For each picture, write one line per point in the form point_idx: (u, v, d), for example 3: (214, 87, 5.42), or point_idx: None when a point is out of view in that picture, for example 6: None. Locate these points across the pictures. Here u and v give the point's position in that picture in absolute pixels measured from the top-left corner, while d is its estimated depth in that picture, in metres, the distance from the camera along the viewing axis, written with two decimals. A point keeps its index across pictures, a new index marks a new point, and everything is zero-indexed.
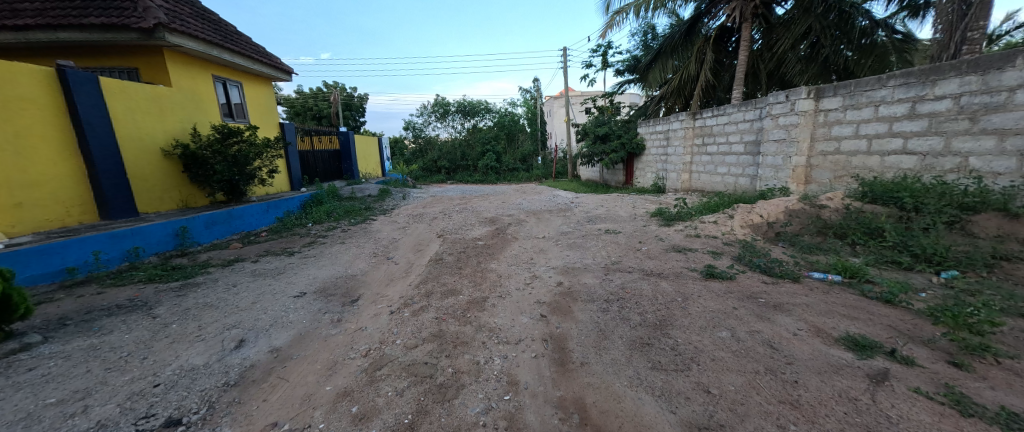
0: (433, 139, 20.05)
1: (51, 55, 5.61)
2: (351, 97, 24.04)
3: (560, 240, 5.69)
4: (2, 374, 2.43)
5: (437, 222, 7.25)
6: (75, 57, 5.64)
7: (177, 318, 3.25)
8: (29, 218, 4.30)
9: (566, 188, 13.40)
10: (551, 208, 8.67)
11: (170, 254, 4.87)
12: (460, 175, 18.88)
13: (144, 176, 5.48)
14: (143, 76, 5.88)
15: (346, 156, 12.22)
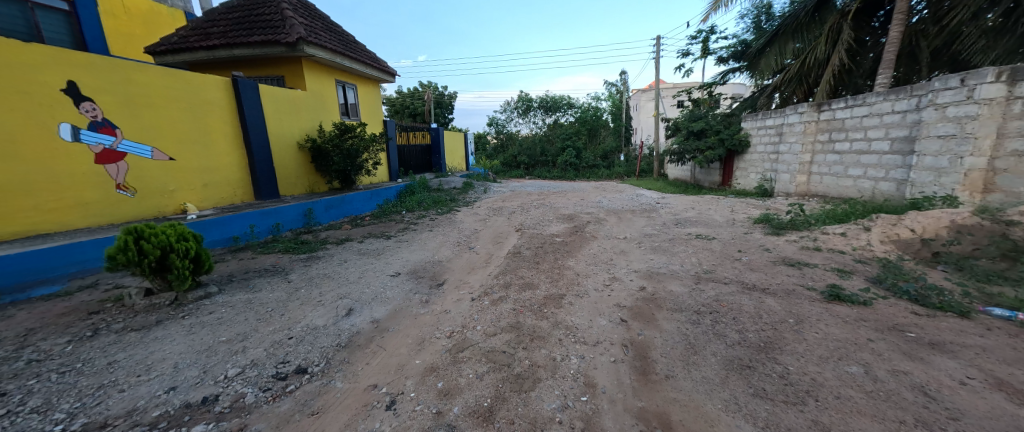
0: (515, 134, 20.40)
1: (227, 68, 7.16)
2: (443, 96, 25.79)
3: (642, 243, 5.35)
4: (193, 314, 3.22)
5: (516, 216, 7.42)
6: (242, 69, 7.10)
7: (304, 284, 3.92)
8: (212, 196, 5.57)
9: (652, 188, 12.46)
10: (634, 208, 8.19)
11: (300, 230, 5.88)
12: (538, 170, 18.80)
13: (284, 165, 6.70)
14: (286, 83, 7.14)
15: (436, 150, 13.18)
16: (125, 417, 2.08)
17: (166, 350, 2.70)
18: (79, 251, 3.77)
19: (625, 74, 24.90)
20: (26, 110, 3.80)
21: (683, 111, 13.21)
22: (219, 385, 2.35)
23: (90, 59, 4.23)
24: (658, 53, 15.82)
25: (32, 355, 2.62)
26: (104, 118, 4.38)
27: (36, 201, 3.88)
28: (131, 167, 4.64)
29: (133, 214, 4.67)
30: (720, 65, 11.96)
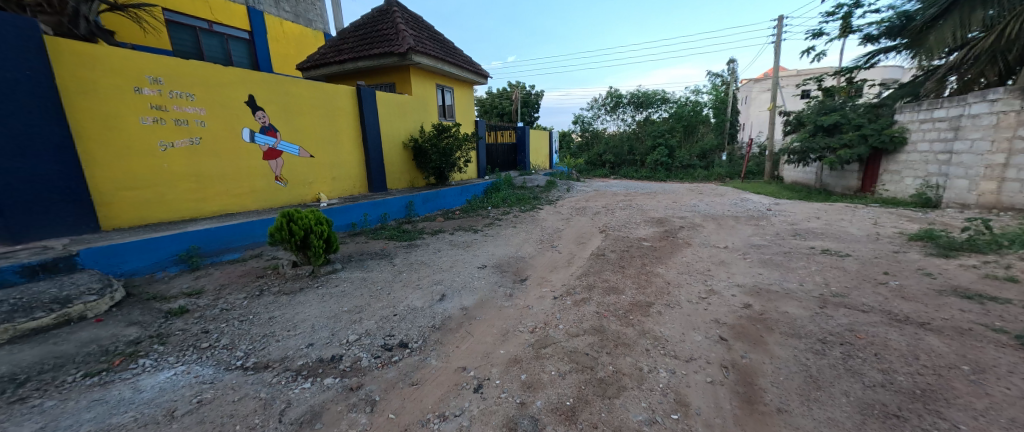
0: (601, 131, 19.47)
1: (352, 78, 8.32)
2: (530, 95, 26.00)
3: (748, 254, 4.70)
4: (324, 285, 3.87)
5: (600, 217, 7.16)
6: (364, 78, 8.19)
7: (405, 268, 4.39)
8: (338, 187, 6.58)
9: (762, 192, 10.76)
10: (738, 215, 7.21)
11: (402, 220, 6.59)
12: (624, 170, 17.70)
13: (392, 162, 7.57)
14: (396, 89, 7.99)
15: (521, 149, 13.38)
16: (279, 362, 2.60)
17: (305, 313, 3.28)
18: (252, 228, 4.80)
19: (733, 62, 22.04)
20: (224, 118, 4.94)
21: (809, 102, 11.08)
22: (342, 347, 2.78)
23: (263, 77, 5.33)
24: (778, 36, 13.56)
25: (223, 305, 3.44)
26: (270, 123, 5.47)
27: (226, 188, 5.05)
28: (284, 162, 5.72)
29: (284, 201, 5.76)
30: (865, 45, 9.73)
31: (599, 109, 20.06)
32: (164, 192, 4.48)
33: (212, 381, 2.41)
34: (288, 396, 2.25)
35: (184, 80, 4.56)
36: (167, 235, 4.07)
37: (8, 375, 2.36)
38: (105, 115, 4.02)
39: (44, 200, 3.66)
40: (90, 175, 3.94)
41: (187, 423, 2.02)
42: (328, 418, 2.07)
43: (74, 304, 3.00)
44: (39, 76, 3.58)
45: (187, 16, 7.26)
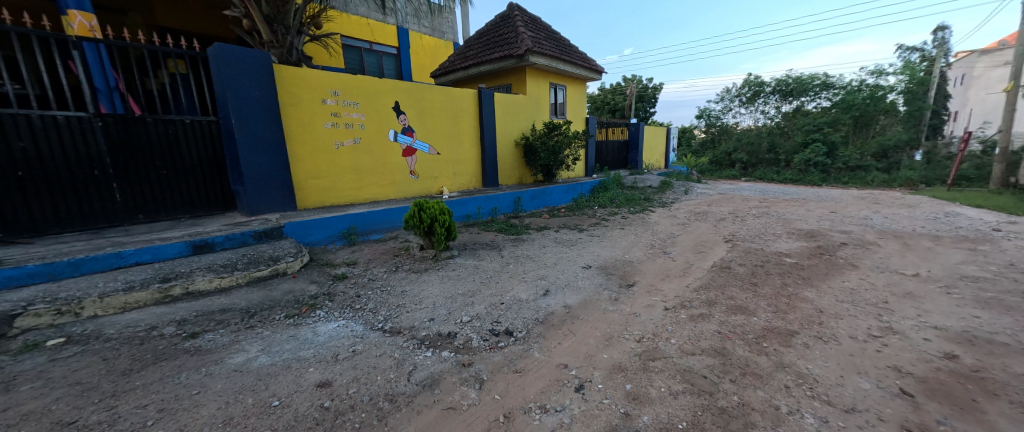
0: (732, 126, 16.78)
1: (474, 82, 8.95)
2: (647, 88, 24.23)
3: (948, 287, 3.54)
4: (443, 268, 4.30)
5: (726, 225, 6.28)
6: (485, 81, 8.73)
7: (512, 260, 4.57)
8: (458, 182, 7.19)
9: (982, 206, 7.93)
10: (933, 234, 5.49)
11: (510, 215, 6.90)
12: (760, 171, 15.16)
13: (504, 159, 7.94)
14: (511, 90, 8.31)
15: (634, 145, 12.57)
16: (408, 330, 2.97)
17: (427, 292, 3.67)
18: (393, 213, 5.60)
19: (943, 30, 16.59)
20: (377, 121, 5.82)
21: None
22: (456, 326, 3.02)
23: (407, 86, 6.10)
24: None
25: (370, 276, 4.10)
26: (409, 124, 6.24)
27: (374, 180, 5.96)
28: (417, 159, 6.49)
29: (416, 192, 6.55)
30: None
31: (731, 100, 16.83)
32: (334, 182, 5.51)
33: (362, 337, 2.88)
34: (414, 360, 2.54)
35: (352, 91, 5.50)
36: (336, 216, 5.01)
37: (246, 310, 3.24)
38: (303, 121, 5.09)
39: (268, 187, 4.81)
40: (291, 167, 5.07)
41: (345, 367, 2.46)
42: (444, 387, 2.27)
43: (280, 262, 3.95)
44: (270, 92, 4.68)
45: (354, 40, 8.71)
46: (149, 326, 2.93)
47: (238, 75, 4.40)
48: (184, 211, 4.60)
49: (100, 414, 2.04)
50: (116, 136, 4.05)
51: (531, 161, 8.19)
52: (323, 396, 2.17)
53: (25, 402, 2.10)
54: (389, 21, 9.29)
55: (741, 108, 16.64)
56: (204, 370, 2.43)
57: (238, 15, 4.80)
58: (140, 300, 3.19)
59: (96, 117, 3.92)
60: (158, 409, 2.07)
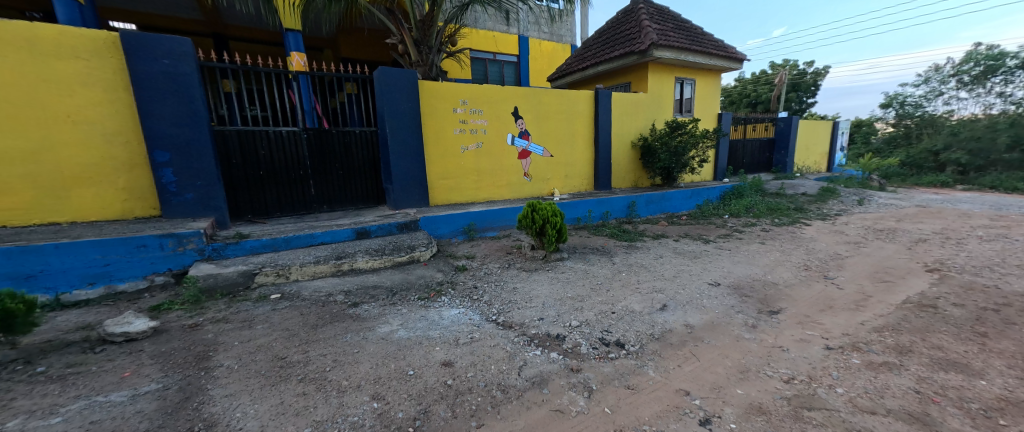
0: (942, 117, 13.01)
1: (592, 82, 8.82)
2: (803, 74, 20.49)
3: None
4: (553, 269, 4.33)
5: (919, 249, 4.88)
6: (603, 81, 8.53)
7: (626, 268, 4.34)
8: (569, 184, 7.17)
9: None
10: None
11: (622, 220, 6.62)
12: (989, 176, 11.23)
13: (619, 161, 7.62)
14: (631, 88, 7.92)
15: (781, 146, 10.77)
16: (519, 326, 3.06)
17: (537, 292, 3.73)
18: (508, 213, 5.89)
19: None
20: (497, 126, 6.18)
21: None
22: (565, 329, 2.98)
23: (525, 91, 6.32)
24: None
25: (485, 270, 4.37)
26: (525, 128, 6.46)
27: (492, 181, 6.34)
28: (532, 161, 6.68)
29: (528, 193, 6.75)
30: None
31: (943, 81, 13.08)
32: (458, 182, 6.04)
33: (477, 326, 3.07)
34: (524, 356, 2.60)
35: (478, 100, 5.94)
36: (460, 212, 5.49)
37: (389, 289, 3.78)
38: (438, 128, 5.69)
39: (410, 186, 5.52)
40: (427, 168, 5.72)
41: (464, 351, 2.66)
42: (553, 388, 2.26)
43: (415, 250, 4.48)
44: (415, 104, 5.36)
45: (481, 52, 9.46)
46: (327, 292, 3.66)
47: (392, 91, 5.14)
48: (351, 203, 5.56)
49: (298, 355, 2.63)
50: (314, 145, 5.09)
51: (649, 163, 7.69)
52: (446, 375, 2.37)
53: (259, 337, 2.88)
54: (512, 31, 9.80)
55: (959, 91, 12.76)
56: (361, 334, 2.92)
57: (396, 42, 5.66)
58: (321, 271, 3.99)
59: (303, 130, 4.99)
60: (331, 359, 2.56)
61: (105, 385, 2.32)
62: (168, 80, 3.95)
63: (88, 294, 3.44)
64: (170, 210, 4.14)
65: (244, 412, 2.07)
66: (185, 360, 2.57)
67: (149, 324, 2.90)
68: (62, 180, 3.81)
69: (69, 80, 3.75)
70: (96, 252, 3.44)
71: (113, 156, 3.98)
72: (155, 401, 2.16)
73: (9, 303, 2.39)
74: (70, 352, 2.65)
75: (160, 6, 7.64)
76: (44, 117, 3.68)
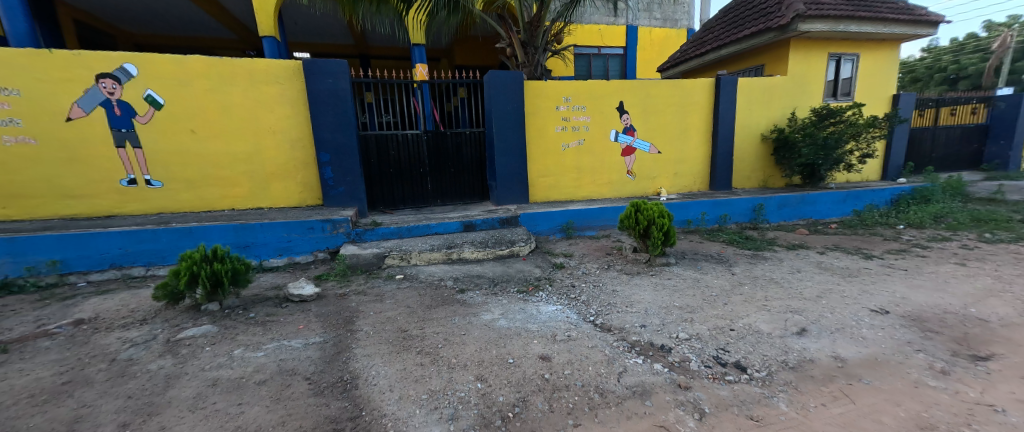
0: None
1: (716, 67, 7.94)
2: None
3: None
4: (658, 275, 4.02)
5: None
6: (729, 66, 7.61)
7: (749, 282, 3.79)
8: (678, 183, 6.58)
9: None
10: None
11: (746, 226, 5.87)
12: None
13: (743, 157, 6.71)
14: (765, 71, 6.87)
15: (1004, 133, 8.15)
16: (619, 330, 2.93)
17: (642, 296, 3.53)
18: (609, 212, 5.67)
19: None
20: (600, 123, 6.00)
21: None
22: (673, 340, 2.73)
23: (634, 83, 5.98)
24: None
25: (584, 269, 4.29)
26: (631, 123, 6.13)
27: (592, 179, 6.18)
28: (636, 158, 6.31)
29: (631, 193, 6.41)
30: None
31: None
32: (558, 180, 6.04)
33: (575, 325, 3.03)
34: (624, 362, 2.47)
35: (582, 96, 5.84)
36: (559, 210, 5.48)
37: (491, 279, 3.99)
38: (540, 126, 5.77)
39: (512, 183, 5.72)
40: (528, 166, 5.84)
41: (561, 348, 2.65)
42: (656, 401, 2.09)
43: (516, 245, 4.63)
44: (520, 104, 5.51)
45: (586, 47, 9.34)
46: (440, 277, 4.03)
47: (499, 93, 5.37)
48: (460, 198, 5.99)
49: (416, 330, 2.95)
50: (431, 145, 5.61)
51: (784, 159, 6.59)
52: (543, 368, 2.40)
53: (385, 311, 3.31)
54: (620, 22, 9.41)
55: None
56: (468, 319, 3.13)
57: (505, 46, 5.87)
58: (434, 258, 4.40)
59: (423, 133, 5.51)
60: (442, 338, 2.82)
61: (287, 332, 2.95)
62: (331, 95, 4.78)
63: (278, 262, 4.40)
64: (330, 200, 5.02)
65: (376, 372, 2.40)
66: (337, 322, 3.10)
67: (315, 289, 3.55)
68: (265, 175, 4.90)
69: (271, 99, 4.75)
70: (283, 231, 4.36)
71: (294, 157, 4.96)
72: (317, 351, 2.65)
73: (237, 262, 3.25)
74: (268, 304, 3.43)
75: (323, 36, 9.46)
76: (256, 128, 4.76)
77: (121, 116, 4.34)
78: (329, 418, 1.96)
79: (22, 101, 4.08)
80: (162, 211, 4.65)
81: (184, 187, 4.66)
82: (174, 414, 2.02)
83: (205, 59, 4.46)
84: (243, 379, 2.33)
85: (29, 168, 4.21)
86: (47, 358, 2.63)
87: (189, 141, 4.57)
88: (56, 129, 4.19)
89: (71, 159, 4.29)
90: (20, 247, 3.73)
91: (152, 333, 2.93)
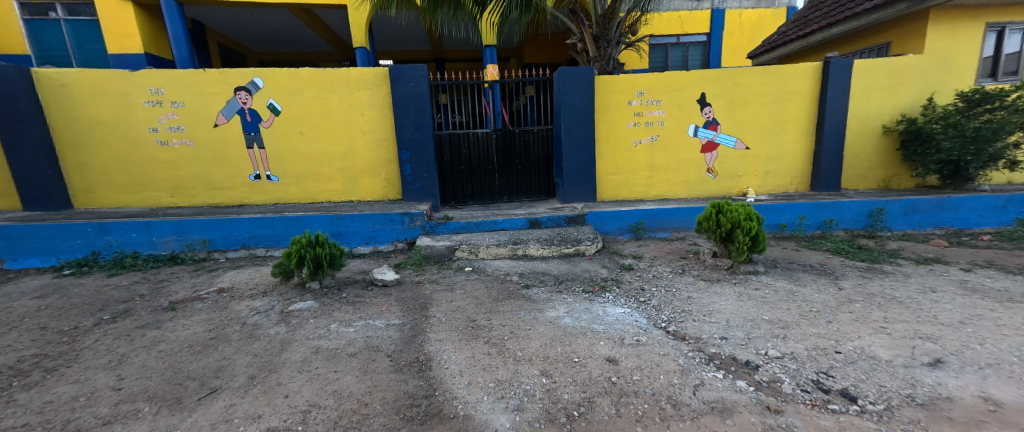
0: None
1: (826, 49, 6.89)
2: None
3: None
4: (742, 284, 3.62)
5: None
6: (844, 46, 6.54)
7: (862, 299, 3.23)
8: (770, 182, 5.86)
9: None
10: None
11: (858, 234, 5.02)
12: None
13: (857, 153, 5.72)
14: (892, 51, 5.76)
15: None
16: (695, 340, 2.72)
17: (722, 306, 3.22)
18: (686, 213, 5.26)
19: None
20: (678, 117, 5.56)
21: None
22: (760, 357, 2.45)
23: (719, 73, 5.44)
24: None
25: (655, 272, 4.05)
26: (714, 117, 5.59)
27: (666, 178, 5.78)
28: (719, 155, 5.75)
29: (712, 192, 5.86)
30: None
31: None
32: (629, 178, 5.75)
33: (645, 330, 2.89)
34: (700, 375, 2.28)
35: (657, 89, 5.46)
36: (628, 209, 5.23)
37: (556, 277, 3.98)
38: (611, 122, 5.54)
39: (580, 180, 5.60)
40: (596, 163, 5.66)
41: (630, 352, 2.55)
42: (739, 420, 1.88)
43: (581, 244, 4.54)
44: (590, 100, 5.35)
45: (663, 36, 8.82)
46: (506, 272, 4.13)
47: (569, 89, 5.27)
48: (527, 195, 6.05)
49: (484, 321, 3.07)
50: (500, 143, 5.73)
51: (913, 155, 5.49)
52: (610, 371, 2.33)
53: (455, 300, 3.49)
54: (704, 6, 8.65)
55: None
56: (533, 315, 3.16)
57: (576, 41, 5.72)
58: (501, 253, 4.51)
59: (493, 131, 5.66)
60: (508, 330, 2.89)
61: (372, 313, 3.27)
62: (412, 97, 5.15)
63: (365, 249, 4.89)
64: (408, 195, 5.43)
65: (447, 356, 2.56)
66: (413, 307, 3.36)
67: (394, 276, 3.89)
68: (355, 172, 5.46)
69: (363, 103, 5.26)
70: (369, 222, 4.83)
71: (380, 156, 5.44)
72: (396, 332, 2.90)
73: (333, 248, 3.68)
74: (357, 286, 3.84)
75: (407, 43, 10.25)
76: (350, 129, 5.32)
77: (250, 122, 5.17)
78: (407, 394, 2.14)
79: (185, 112, 5.07)
80: (278, 202, 5.45)
81: (294, 182, 5.40)
82: (288, 373, 2.37)
83: (313, 70, 5.11)
84: (337, 350, 2.65)
85: (189, 166, 5.24)
86: (199, 317, 3.27)
87: (298, 143, 5.28)
88: (207, 133, 5.15)
89: (216, 158, 5.24)
90: (183, 228, 4.68)
91: (270, 304, 3.47)
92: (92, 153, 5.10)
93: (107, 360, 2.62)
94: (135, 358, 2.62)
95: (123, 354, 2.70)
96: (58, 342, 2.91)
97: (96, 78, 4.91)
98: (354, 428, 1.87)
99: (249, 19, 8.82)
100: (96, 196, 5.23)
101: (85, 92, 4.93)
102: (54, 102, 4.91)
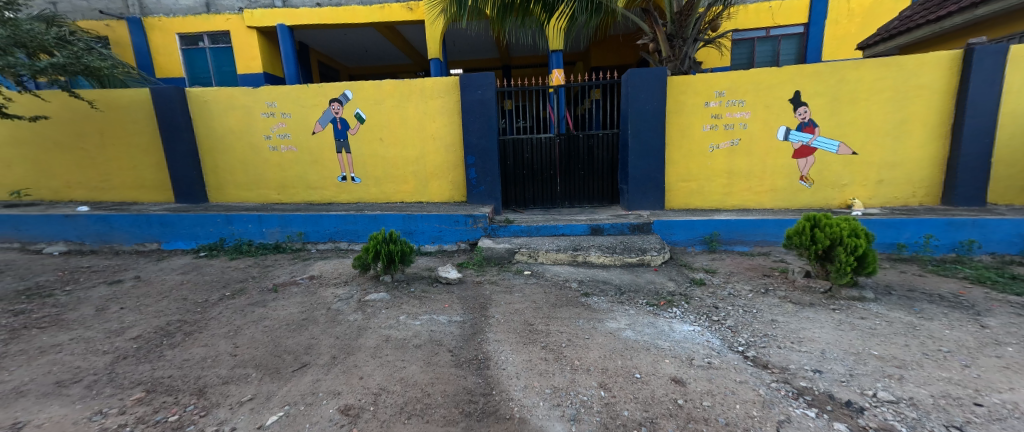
0: None
1: (970, 33, 5.68)
2: None
3: None
4: (844, 312, 3.11)
5: None
6: (996, 29, 5.34)
7: (1015, 342, 2.60)
8: (882, 193, 5.02)
9: None
10: None
11: (1011, 259, 4.06)
12: None
13: (1010, 159, 4.65)
14: None
15: None
16: (781, 370, 2.40)
17: (815, 334, 2.81)
18: (773, 225, 4.70)
19: None
20: (765, 119, 5.02)
21: None
22: (865, 398, 2.09)
23: (818, 68, 4.80)
24: None
25: (731, 290, 3.67)
26: (810, 118, 4.94)
27: (749, 186, 5.24)
28: (816, 161, 5.06)
29: (807, 203, 5.18)
30: None
31: None
32: (705, 185, 5.32)
33: (718, 352, 2.63)
34: (786, 410, 2.01)
35: (740, 88, 4.98)
36: (702, 219, 4.83)
37: (618, 287, 3.80)
38: (686, 125, 5.17)
39: (649, 186, 5.31)
40: (667, 170, 5.32)
41: (700, 374, 2.34)
42: None
43: (647, 253, 4.30)
44: (663, 102, 5.05)
45: (750, 30, 8.06)
46: (565, 278, 4.06)
47: (639, 92, 5.04)
48: (591, 200, 5.90)
49: (542, 326, 3.03)
50: (565, 147, 5.66)
51: None
52: (677, 392, 2.16)
53: (515, 303, 3.51)
54: None
55: None
56: (593, 324, 3.05)
57: (648, 41, 5.45)
58: (561, 258, 4.44)
59: (557, 136, 5.61)
60: (567, 338, 2.82)
61: (437, 308, 3.42)
62: (481, 104, 5.31)
63: (432, 248, 5.15)
64: (473, 197, 5.62)
65: (506, 357, 2.58)
66: (474, 306, 3.45)
67: (457, 274, 4.03)
68: (427, 175, 5.78)
69: (435, 110, 5.56)
70: (437, 222, 5.07)
71: (450, 159, 5.70)
72: (458, 329, 3.00)
73: (404, 245, 3.92)
74: (424, 282, 4.05)
75: (478, 52, 10.67)
76: (424, 135, 5.66)
77: (340, 129, 5.75)
78: (467, 389, 2.20)
79: (290, 121, 5.81)
80: (360, 201, 5.98)
81: (373, 183, 5.88)
82: (362, 357, 2.57)
83: (394, 82, 5.53)
84: (406, 340, 2.81)
85: (292, 168, 5.98)
86: (294, 300, 3.70)
87: (379, 148, 5.75)
88: (307, 140, 5.84)
89: (313, 161, 5.92)
90: (285, 221, 5.35)
91: (349, 293, 3.81)
92: (222, 156, 6.07)
93: (227, 329, 3.08)
94: (246, 331, 3.05)
95: (238, 326, 3.15)
96: (193, 311, 3.49)
97: (226, 95, 5.83)
98: (418, 415, 1.96)
99: (344, 39, 9.85)
100: (223, 192, 6.21)
101: (220, 106, 5.87)
102: (198, 116, 5.93)
